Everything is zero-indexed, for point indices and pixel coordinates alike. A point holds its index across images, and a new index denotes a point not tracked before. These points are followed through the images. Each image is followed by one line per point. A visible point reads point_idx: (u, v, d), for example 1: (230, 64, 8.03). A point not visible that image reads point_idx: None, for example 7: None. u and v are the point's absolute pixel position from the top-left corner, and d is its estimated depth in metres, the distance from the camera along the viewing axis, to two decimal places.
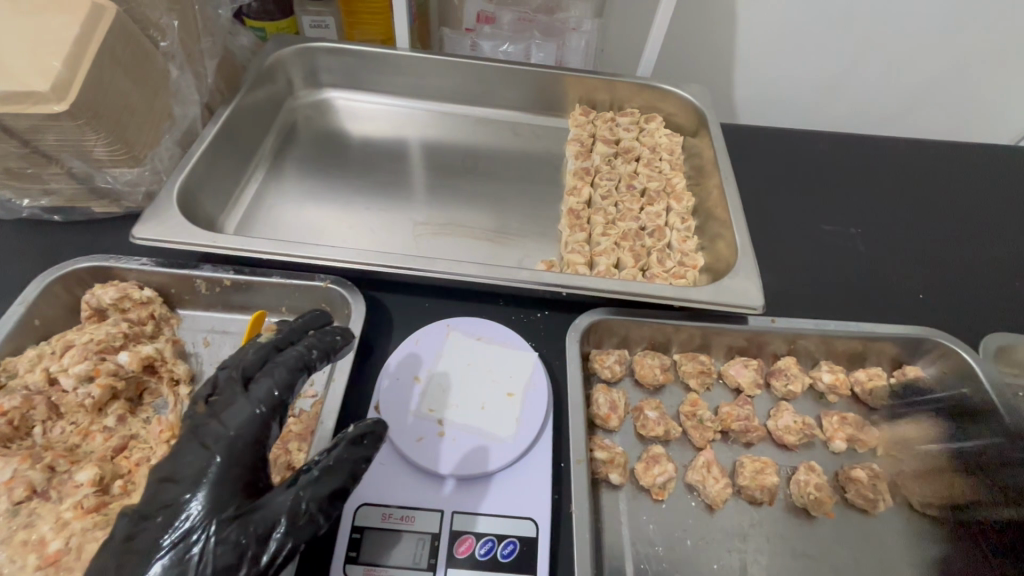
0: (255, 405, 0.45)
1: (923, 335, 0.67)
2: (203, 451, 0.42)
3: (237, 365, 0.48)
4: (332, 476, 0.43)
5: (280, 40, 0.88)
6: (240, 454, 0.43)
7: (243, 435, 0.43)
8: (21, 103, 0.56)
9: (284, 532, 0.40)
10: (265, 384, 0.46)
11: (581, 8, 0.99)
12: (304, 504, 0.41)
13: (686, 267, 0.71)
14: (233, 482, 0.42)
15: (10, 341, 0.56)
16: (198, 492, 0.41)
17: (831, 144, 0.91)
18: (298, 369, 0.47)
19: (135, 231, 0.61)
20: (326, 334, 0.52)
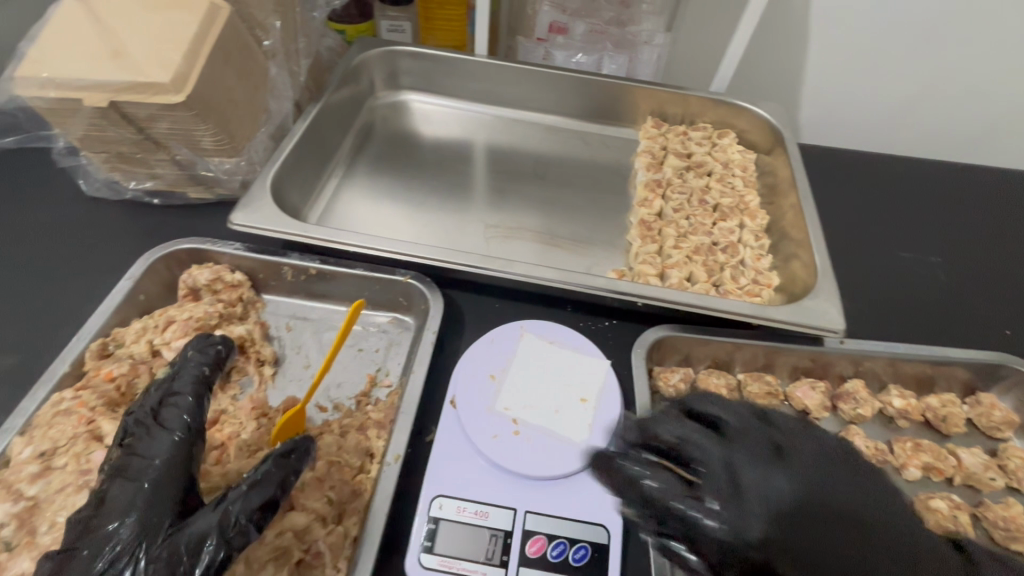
0: (171, 434, 0.46)
1: (999, 361, 0.63)
2: (129, 486, 0.43)
3: (147, 396, 0.49)
4: (259, 487, 0.42)
5: (366, 43, 0.91)
6: (163, 481, 0.43)
7: (165, 462, 0.44)
8: (142, 92, 0.60)
9: (216, 543, 0.39)
10: (174, 407, 0.48)
11: (654, 22, 0.98)
12: (235, 515, 0.40)
13: (760, 285, 0.70)
14: (165, 503, 0.42)
15: (119, 313, 0.59)
16: (126, 524, 0.41)
17: (908, 169, 0.88)
18: (198, 392, 0.51)
19: (234, 217, 0.64)
20: (209, 348, 0.56)
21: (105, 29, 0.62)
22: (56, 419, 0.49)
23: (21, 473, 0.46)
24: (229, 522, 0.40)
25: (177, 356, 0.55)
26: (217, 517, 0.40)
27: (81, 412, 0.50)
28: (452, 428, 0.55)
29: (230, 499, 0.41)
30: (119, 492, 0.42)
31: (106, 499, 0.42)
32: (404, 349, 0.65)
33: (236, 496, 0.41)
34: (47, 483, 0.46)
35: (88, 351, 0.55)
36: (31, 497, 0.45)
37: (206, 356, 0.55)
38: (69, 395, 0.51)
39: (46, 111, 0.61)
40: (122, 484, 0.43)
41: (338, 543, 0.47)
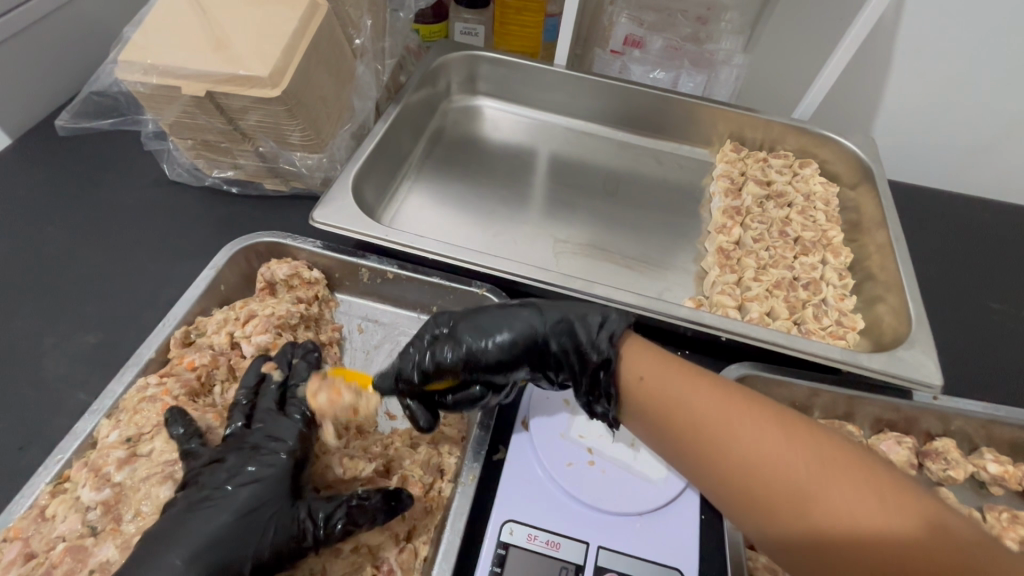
0: (277, 443, 0.48)
1: None
2: (230, 481, 0.45)
3: (240, 390, 0.53)
4: (360, 513, 0.44)
5: (447, 46, 0.91)
6: (263, 490, 0.45)
7: (269, 471, 0.46)
8: (241, 85, 0.59)
9: (309, 542, 0.43)
10: (265, 404, 0.51)
11: (732, 42, 0.97)
12: (330, 525, 0.44)
13: (844, 327, 0.67)
14: (262, 509, 0.44)
15: (200, 302, 0.60)
16: (223, 519, 0.43)
17: (1000, 216, 0.83)
18: (304, 402, 0.51)
19: (316, 215, 0.64)
20: (307, 353, 0.55)
21: (209, 21, 0.63)
22: (142, 405, 0.50)
23: (108, 458, 0.46)
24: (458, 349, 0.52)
25: (277, 359, 0.54)
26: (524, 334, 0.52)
27: (166, 400, 0.50)
28: (525, 451, 0.54)
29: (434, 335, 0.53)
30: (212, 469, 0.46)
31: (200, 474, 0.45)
32: None
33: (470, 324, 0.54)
34: (132, 471, 0.46)
35: (172, 339, 0.56)
36: (116, 483, 0.46)
37: (309, 362, 0.55)
38: (155, 381, 0.52)
39: (145, 96, 0.61)
40: (212, 465, 0.46)
41: (410, 561, 0.47)
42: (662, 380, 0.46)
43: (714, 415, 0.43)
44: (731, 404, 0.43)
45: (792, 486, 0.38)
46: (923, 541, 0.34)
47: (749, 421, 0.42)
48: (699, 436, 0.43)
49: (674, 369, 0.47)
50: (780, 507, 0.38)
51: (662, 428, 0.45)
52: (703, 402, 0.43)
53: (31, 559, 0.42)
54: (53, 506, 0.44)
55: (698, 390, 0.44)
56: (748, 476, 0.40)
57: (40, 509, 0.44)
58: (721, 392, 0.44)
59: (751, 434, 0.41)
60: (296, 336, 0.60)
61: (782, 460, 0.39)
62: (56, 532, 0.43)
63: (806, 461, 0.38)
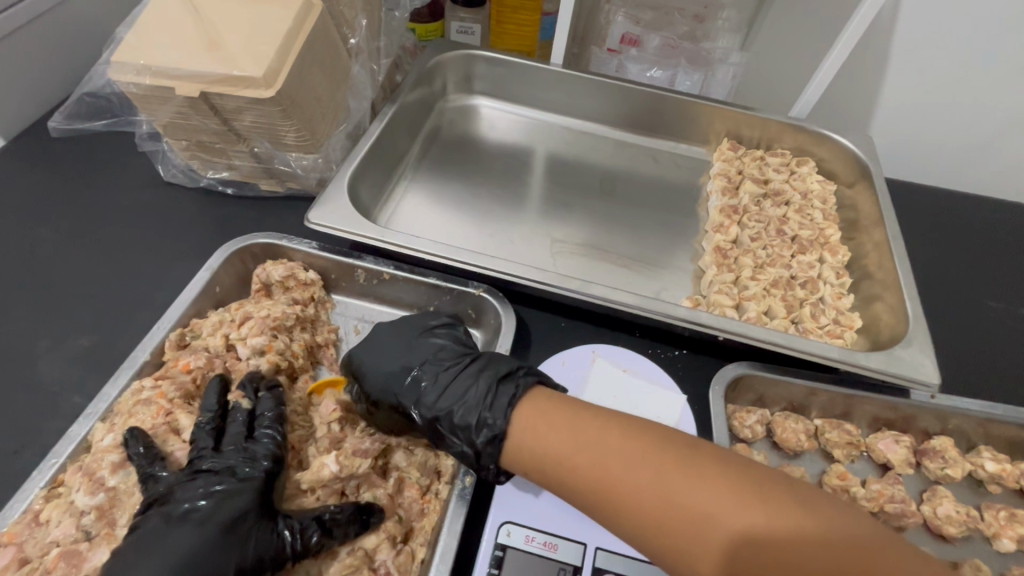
0: (249, 462, 0.47)
1: None
2: (204, 498, 0.44)
3: (204, 413, 0.50)
4: (343, 526, 0.46)
5: (443, 45, 0.91)
6: (239, 505, 0.44)
7: (245, 486, 0.45)
8: (235, 85, 0.59)
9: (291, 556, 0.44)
10: (235, 428, 0.49)
11: (729, 40, 0.97)
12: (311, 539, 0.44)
13: (842, 326, 0.67)
14: (240, 525, 0.43)
15: (196, 304, 0.59)
16: (200, 535, 0.42)
17: (997, 213, 0.83)
18: (275, 424, 0.50)
19: (311, 216, 0.63)
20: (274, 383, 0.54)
21: (202, 21, 0.63)
22: (137, 408, 0.50)
23: (102, 462, 0.46)
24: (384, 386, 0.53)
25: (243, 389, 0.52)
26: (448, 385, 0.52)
27: (161, 403, 0.50)
28: None
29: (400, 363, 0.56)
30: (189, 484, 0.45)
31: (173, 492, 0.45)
32: None
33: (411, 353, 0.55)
34: (126, 475, 0.46)
35: (167, 341, 0.55)
36: (111, 487, 0.45)
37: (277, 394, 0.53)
38: (150, 384, 0.51)
39: (139, 97, 0.61)
40: (189, 481, 0.45)
41: (407, 563, 0.47)
42: (542, 424, 0.45)
43: (588, 454, 0.42)
44: (605, 439, 0.42)
45: (664, 509, 0.38)
46: (790, 528, 0.36)
47: (622, 456, 0.41)
48: (579, 478, 0.42)
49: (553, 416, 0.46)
50: (661, 529, 0.38)
51: (547, 473, 0.44)
52: (581, 441, 0.43)
53: (25, 564, 0.42)
54: (47, 510, 0.44)
55: (571, 432, 0.44)
56: (629, 508, 0.40)
57: (34, 514, 0.44)
58: (597, 427, 0.44)
59: (622, 469, 0.40)
60: (292, 338, 0.59)
61: (654, 489, 0.39)
62: (50, 537, 0.43)
63: (677, 479, 0.39)
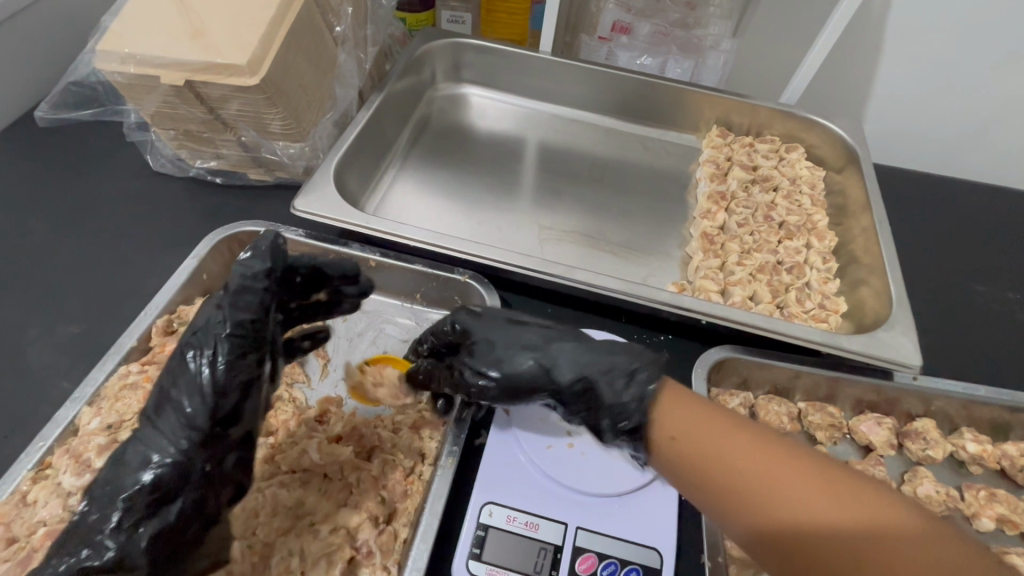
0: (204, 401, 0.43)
1: None
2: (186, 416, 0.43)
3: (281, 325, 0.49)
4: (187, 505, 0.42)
5: (431, 33, 0.91)
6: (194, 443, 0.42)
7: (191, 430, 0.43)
8: (220, 73, 0.59)
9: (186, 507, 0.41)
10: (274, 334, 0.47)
11: (720, 27, 0.96)
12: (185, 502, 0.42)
13: (827, 310, 0.67)
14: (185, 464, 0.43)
15: (183, 292, 0.60)
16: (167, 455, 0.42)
17: (986, 199, 0.83)
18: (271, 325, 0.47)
19: (297, 203, 0.64)
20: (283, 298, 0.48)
21: (185, 10, 0.62)
22: (124, 392, 0.50)
23: (89, 444, 0.47)
24: (492, 362, 0.50)
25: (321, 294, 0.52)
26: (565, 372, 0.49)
27: (147, 388, 0.51)
28: (505, 434, 0.55)
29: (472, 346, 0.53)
30: (173, 384, 0.43)
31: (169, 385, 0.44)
32: None
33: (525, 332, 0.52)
34: (112, 457, 0.47)
35: (154, 327, 0.56)
36: (97, 469, 0.46)
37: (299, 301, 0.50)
38: (137, 369, 0.52)
39: (124, 86, 0.61)
40: (179, 376, 0.43)
41: (389, 543, 0.47)
42: (694, 421, 0.42)
43: (742, 458, 0.39)
44: (765, 444, 0.39)
45: (818, 531, 0.35)
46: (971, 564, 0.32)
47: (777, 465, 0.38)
48: (725, 482, 0.39)
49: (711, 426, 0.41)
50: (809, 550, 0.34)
51: (687, 470, 0.41)
52: (728, 442, 0.40)
53: (13, 543, 0.43)
54: (34, 491, 0.45)
55: (727, 434, 0.41)
56: (788, 532, 0.36)
57: (22, 495, 0.45)
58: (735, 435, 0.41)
59: (767, 473, 0.38)
60: None
61: (804, 506, 0.36)
62: (37, 516, 0.44)
63: (841, 500, 0.35)
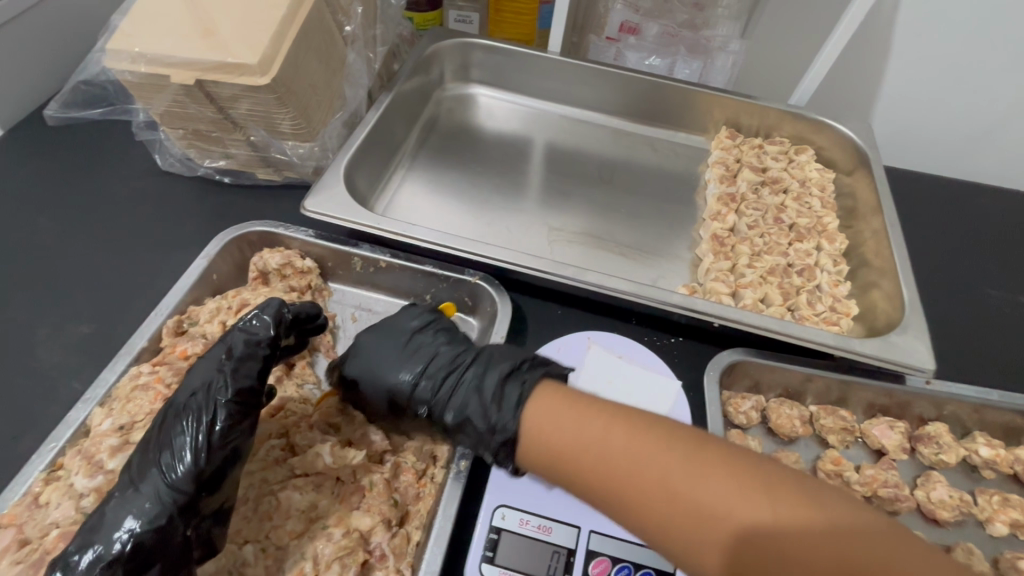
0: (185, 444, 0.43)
1: None
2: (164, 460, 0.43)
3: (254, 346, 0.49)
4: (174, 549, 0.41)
5: (440, 33, 0.91)
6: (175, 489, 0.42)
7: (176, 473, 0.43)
8: (231, 72, 0.59)
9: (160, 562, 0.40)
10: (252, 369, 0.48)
11: (729, 27, 0.95)
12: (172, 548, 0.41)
13: (838, 313, 0.67)
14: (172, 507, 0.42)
15: (192, 292, 0.60)
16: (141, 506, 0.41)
17: (995, 201, 0.83)
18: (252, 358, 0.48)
19: (308, 204, 0.63)
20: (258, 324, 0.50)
21: (196, 9, 0.62)
22: (135, 393, 0.50)
23: (101, 445, 0.47)
24: (389, 362, 0.54)
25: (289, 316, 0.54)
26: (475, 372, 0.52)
27: (159, 389, 0.50)
28: None
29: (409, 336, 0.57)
30: (165, 442, 0.43)
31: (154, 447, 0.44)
32: None
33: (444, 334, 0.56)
34: (125, 458, 0.47)
35: (165, 328, 0.56)
36: (109, 470, 0.46)
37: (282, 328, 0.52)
38: (147, 369, 0.52)
39: (134, 84, 0.60)
40: (168, 435, 0.44)
41: (402, 545, 0.47)
42: (568, 419, 0.43)
43: (622, 453, 0.39)
44: (635, 429, 0.40)
45: (687, 518, 0.37)
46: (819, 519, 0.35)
47: (656, 458, 0.39)
48: (605, 480, 0.40)
49: (576, 416, 0.43)
50: (683, 536, 0.37)
51: (564, 468, 0.42)
52: (592, 434, 0.41)
53: (25, 545, 0.43)
54: (46, 493, 0.45)
55: (598, 429, 0.41)
56: (660, 508, 0.38)
57: (34, 496, 0.45)
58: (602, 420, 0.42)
59: (643, 470, 0.38)
60: None
61: (677, 496, 0.37)
62: (50, 518, 0.43)
63: (719, 490, 0.36)
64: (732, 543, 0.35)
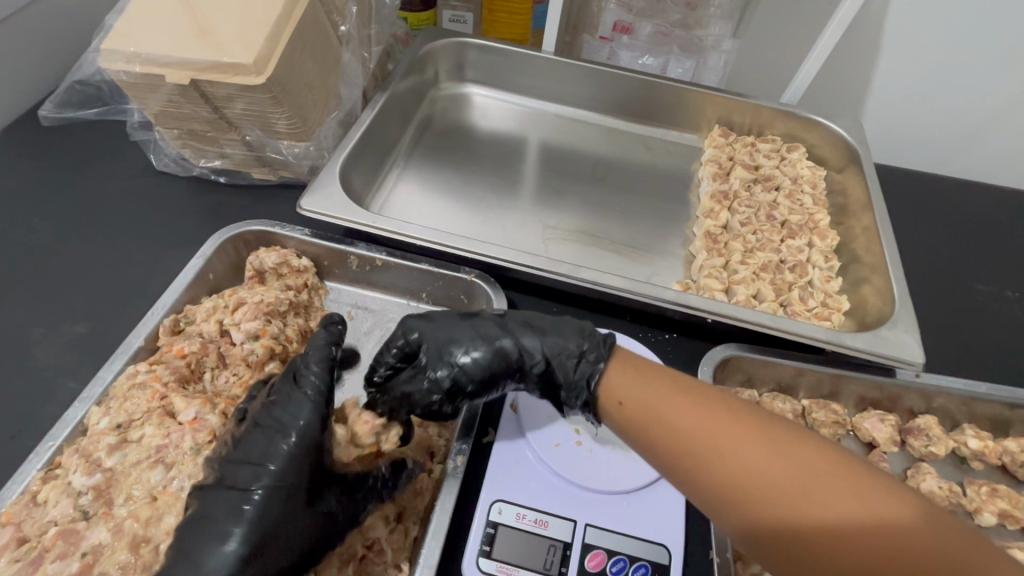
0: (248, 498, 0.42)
1: None
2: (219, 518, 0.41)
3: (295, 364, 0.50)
4: None
5: (434, 33, 0.91)
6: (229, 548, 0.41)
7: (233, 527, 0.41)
8: (226, 72, 0.59)
9: None
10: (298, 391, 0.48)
11: (722, 26, 0.96)
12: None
13: (830, 308, 0.68)
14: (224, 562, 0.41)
15: (189, 291, 0.60)
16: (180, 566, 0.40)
17: (983, 198, 0.84)
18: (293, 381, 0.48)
19: (304, 203, 0.64)
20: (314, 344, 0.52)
21: (191, 8, 0.62)
22: (132, 391, 0.50)
23: (99, 444, 0.47)
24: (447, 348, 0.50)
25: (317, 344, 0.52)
26: (545, 333, 0.51)
27: (156, 387, 0.50)
28: (512, 433, 0.55)
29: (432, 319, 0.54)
30: (293, 504, 0.43)
31: (228, 515, 0.41)
32: None
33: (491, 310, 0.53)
34: (122, 456, 0.47)
35: (162, 327, 0.56)
36: (108, 468, 0.46)
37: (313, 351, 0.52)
38: (144, 368, 0.52)
39: (129, 84, 0.60)
40: (272, 502, 0.42)
41: (401, 541, 0.48)
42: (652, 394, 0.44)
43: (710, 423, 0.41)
44: (717, 408, 0.41)
45: (781, 492, 0.36)
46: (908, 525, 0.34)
47: (748, 430, 0.39)
48: (690, 449, 0.40)
49: (660, 387, 0.44)
50: (767, 514, 0.36)
51: (645, 436, 0.43)
52: (673, 402, 0.42)
53: (24, 543, 0.43)
54: (44, 491, 0.45)
55: (691, 405, 0.42)
56: (735, 482, 0.38)
57: (32, 495, 0.45)
58: (683, 394, 0.43)
59: (734, 442, 0.39)
60: (285, 323, 0.60)
61: (768, 468, 0.37)
62: (49, 516, 0.44)
63: (801, 470, 0.36)
64: (825, 509, 0.35)
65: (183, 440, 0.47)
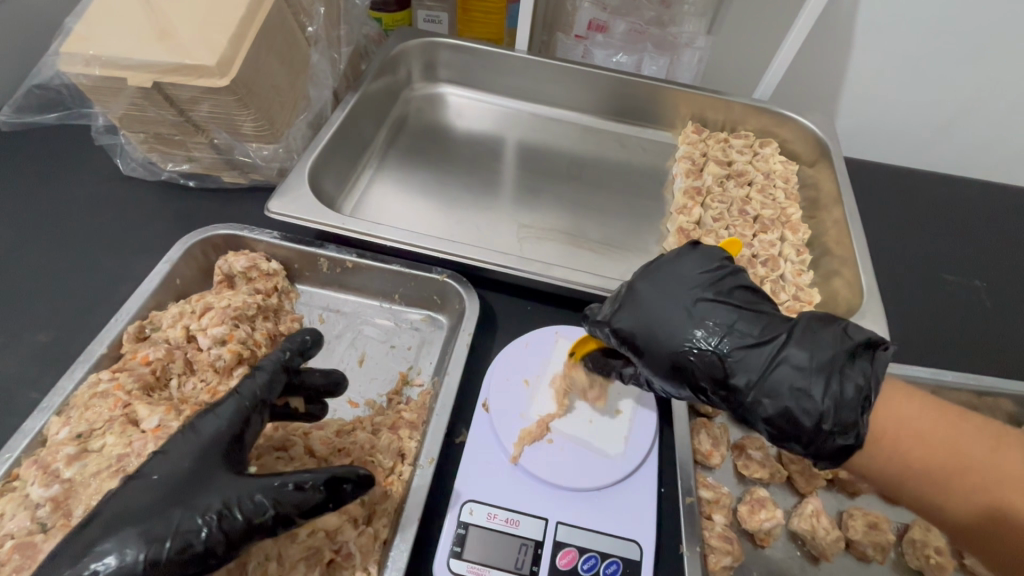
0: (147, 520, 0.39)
1: None
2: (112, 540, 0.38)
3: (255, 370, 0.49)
4: None
5: (406, 33, 0.91)
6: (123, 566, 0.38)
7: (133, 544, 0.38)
8: (189, 75, 0.58)
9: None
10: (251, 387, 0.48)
11: (694, 24, 0.96)
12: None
13: (801, 301, 0.68)
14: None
15: (154, 297, 0.59)
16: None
17: (951, 189, 0.85)
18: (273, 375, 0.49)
19: (271, 205, 0.63)
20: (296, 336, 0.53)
21: (152, 10, 0.61)
22: (94, 400, 0.50)
23: (58, 454, 0.46)
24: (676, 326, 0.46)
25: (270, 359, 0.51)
26: (798, 357, 0.44)
27: (118, 395, 0.50)
28: (484, 431, 0.55)
29: (671, 271, 0.50)
30: (185, 496, 0.41)
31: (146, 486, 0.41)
32: (436, 349, 0.65)
33: (702, 275, 0.49)
34: (82, 466, 0.46)
35: (126, 334, 0.55)
36: (66, 479, 0.45)
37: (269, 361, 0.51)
38: (107, 376, 0.51)
39: (89, 88, 0.59)
40: (172, 490, 0.41)
41: (369, 545, 0.47)
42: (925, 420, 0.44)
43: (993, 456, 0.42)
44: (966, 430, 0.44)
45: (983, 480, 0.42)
46: None
47: (984, 440, 0.43)
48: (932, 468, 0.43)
49: (924, 417, 0.45)
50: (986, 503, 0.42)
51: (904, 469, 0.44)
52: (908, 424, 0.44)
53: None
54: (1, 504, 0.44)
55: (941, 428, 0.44)
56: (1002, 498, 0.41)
57: None
58: (930, 416, 0.45)
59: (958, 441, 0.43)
60: (253, 328, 0.59)
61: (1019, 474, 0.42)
62: (5, 529, 0.43)
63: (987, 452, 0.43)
64: None
65: (145, 448, 0.46)
